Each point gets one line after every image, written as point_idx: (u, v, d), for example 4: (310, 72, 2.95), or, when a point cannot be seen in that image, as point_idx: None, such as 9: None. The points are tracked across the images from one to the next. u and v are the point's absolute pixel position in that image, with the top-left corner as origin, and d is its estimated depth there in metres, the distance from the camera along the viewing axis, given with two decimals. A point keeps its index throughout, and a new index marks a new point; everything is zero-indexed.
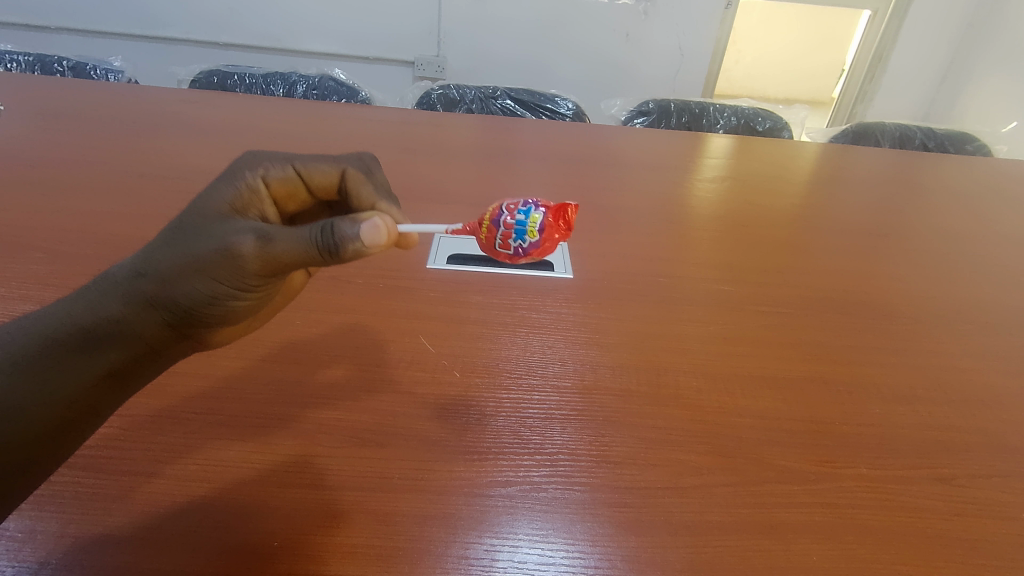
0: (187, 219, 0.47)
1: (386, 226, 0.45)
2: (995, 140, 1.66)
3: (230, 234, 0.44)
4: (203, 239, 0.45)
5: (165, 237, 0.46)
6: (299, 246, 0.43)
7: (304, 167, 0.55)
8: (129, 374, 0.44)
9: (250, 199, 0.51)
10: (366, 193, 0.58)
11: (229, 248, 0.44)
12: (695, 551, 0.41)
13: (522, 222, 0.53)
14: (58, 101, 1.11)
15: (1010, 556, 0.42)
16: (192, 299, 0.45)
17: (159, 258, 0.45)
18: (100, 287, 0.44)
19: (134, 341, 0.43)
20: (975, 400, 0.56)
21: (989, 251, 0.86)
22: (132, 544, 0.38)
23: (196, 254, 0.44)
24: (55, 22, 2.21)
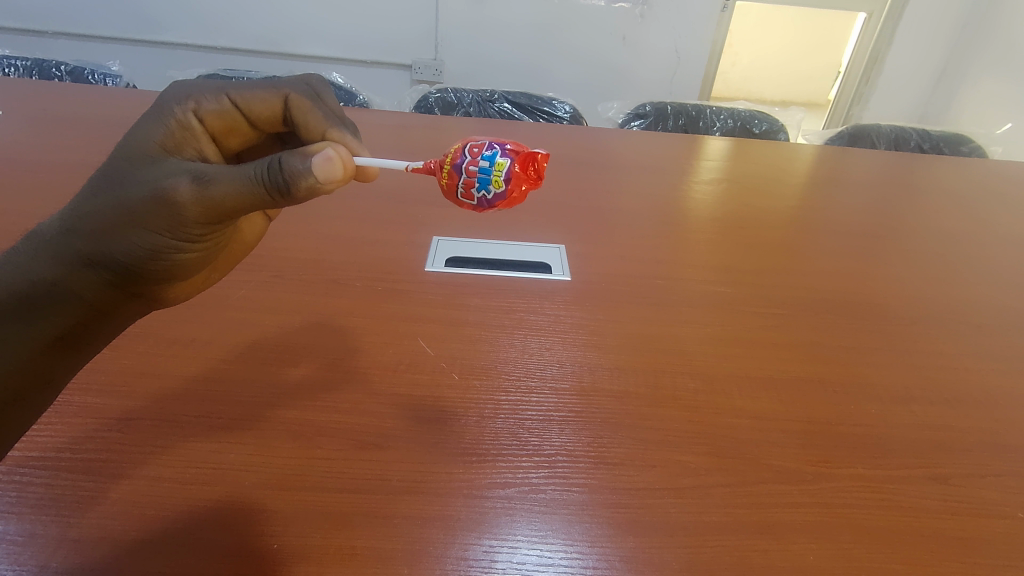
0: (117, 168, 0.47)
1: (339, 160, 0.45)
2: (990, 141, 1.67)
3: (165, 180, 0.44)
4: (132, 187, 0.45)
5: (97, 190, 0.46)
6: (239, 188, 0.43)
7: (240, 97, 0.54)
8: (74, 336, 0.46)
9: (185, 135, 0.50)
10: (313, 120, 0.57)
11: (167, 196, 0.44)
12: (693, 551, 0.41)
13: (486, 169, 0.52)
14: (57, 106, 1.12)
15: (1005, 555, 0.43)
16: (134, 252, 0.45)
17: (92, 213, 0.45)
18: (35, 249, 0.45)
19: (77, 303, 0.45)
20: (970, 400, 0.57)
21: (985, 251, 0.87)
22: (132, 546, 0.39)
23: (130, 205, 0.44)
24: (53, 27, 2.22)
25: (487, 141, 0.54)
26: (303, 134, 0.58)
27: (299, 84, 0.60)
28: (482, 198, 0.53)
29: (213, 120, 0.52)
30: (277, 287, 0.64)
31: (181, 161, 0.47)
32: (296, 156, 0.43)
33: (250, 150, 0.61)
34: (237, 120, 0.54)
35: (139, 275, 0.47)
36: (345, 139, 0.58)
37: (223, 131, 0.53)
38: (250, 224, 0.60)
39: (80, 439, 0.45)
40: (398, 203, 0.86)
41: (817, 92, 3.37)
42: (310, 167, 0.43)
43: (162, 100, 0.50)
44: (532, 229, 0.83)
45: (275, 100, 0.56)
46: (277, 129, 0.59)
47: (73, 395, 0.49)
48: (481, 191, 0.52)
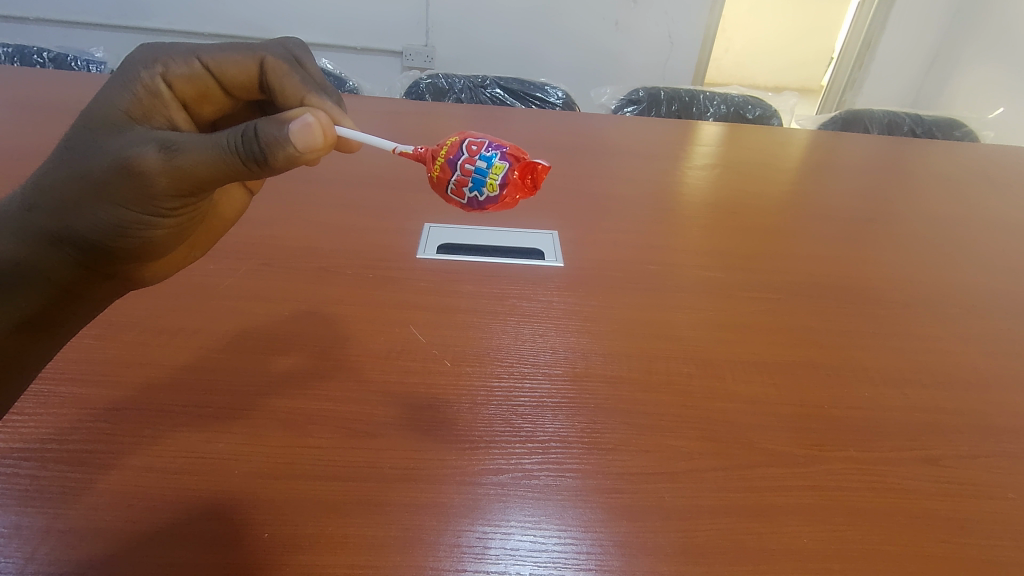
0: (83, 139, 0.45)
1: (317, 127, 0.44)
2: (983, 126, 1.67)
3: (132, 151, 0.43)
4: (96, 158, 0.44)
5: (62, 163, 0.45)
6: (208, 159, 0.42)
7: (210, 61, 0.54)
8: (42, 319, 0.45)
9: (155, 102, 0.49)
10: (289, 85, 0.57)
11: (134, 168, 0.43)
12: (687, 535, 0.41)
13: (480, 169, 0.51)
14: (40, 94, 1.10)
15: (995, 535, 0.43)
16: (104, 225, 0.45)
17: (59, 186, 0.44)
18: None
19: (45, 282, 0.45)
20: (960, 381, 0.57)
21: (976, 235, 0.87)
22: (121, 537, 0.38)
23: (95, 178, 0.44)
24: (34, 13, 2.17)
25: (487, 140, 0.52)
26: (279, 99, 0.57)
27: (275, 48, 0.59)
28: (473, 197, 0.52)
29: (183, 85, 0.51)
30: (266, 275, 0.63)
31: (148, 130, 0.45)
32: (270, 124, 0.42)
33: (228, 117, 0.60)
34: (208, 85, 0.54)
35: (111, 249, 0.47)
36: (325, 106, 0.57)
37: (194, 97, 0.53)
38: (229, 198, 0.60)
39: (66, 429, 0.45)
40: (388, 190, 0.85)
41: (810, 79, 3.37)
42: (286, 135, 0.42)
43: (128, 65, 0.49)
44: (524, 215, 0.82)
45: (249, 63, 0.55)
46: (252, 94, 0.58)
47: (58, 386, 0.48)
48: (471, 189, 0.51)
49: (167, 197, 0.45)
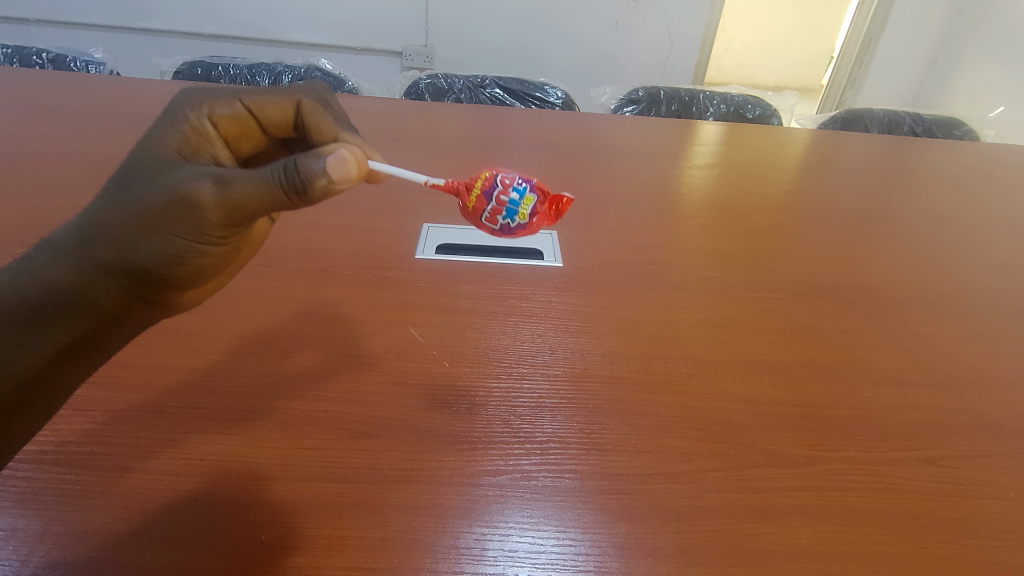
0: (133, 174, 0.44)
1: (351, 160, 0.44)
2: (983, 125, 1.67)
3: (186, 184, 0.42)
4: (152, 191, 0.43)
5: (110, 196, 0.43)
6: (259, 189, 0.42)
7: (252, 100, 0.52)
8: (78, 345, 0.42)
9: (199, 142, 0.49)
10: (324, 124, 0.56)
11: (189, 199, 0.42)
12: (685, 536, 0.41)
13: (516, 201, 0.54)
14: (39, 95, 1.10)
15: (996, 536, 0.43)
16: (157, 257, 0.43)
17: (109, 218, 0.42)
18: (40, 258, 0.42)
19: (93, 309, 0.42)
20: (961, 381, 0.57)
21: (978, 235, 0.87)
22: (119, 539, 0.38)
23: (151, 209, 0.42)
24: (33, 14, 2.16)
25: (516, 174, 0.55)
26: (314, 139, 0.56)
27: (307, 89, 0.58)
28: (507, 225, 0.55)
29: (227, 125, 0.51)
30: (265, 275, 0.63)
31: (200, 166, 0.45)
32: (309, 157, 0.43)
33: (261, 158, 0.59)
34: (249, 124, 0.53)
35: (160, 280, 0.45)
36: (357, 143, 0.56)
37: (236, 136, 0.52)
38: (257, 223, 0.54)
39: (64, 432, 0.44)
40: (387, 190, 0.85)
41: (810, 78, 3.36)
42: (324, 166, 0.42)
43: (175, 105, 0.49)
44: None
45: (288, 104, 0.54)
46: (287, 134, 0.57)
47: None
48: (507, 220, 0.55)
49: (218, 230, 0.44)
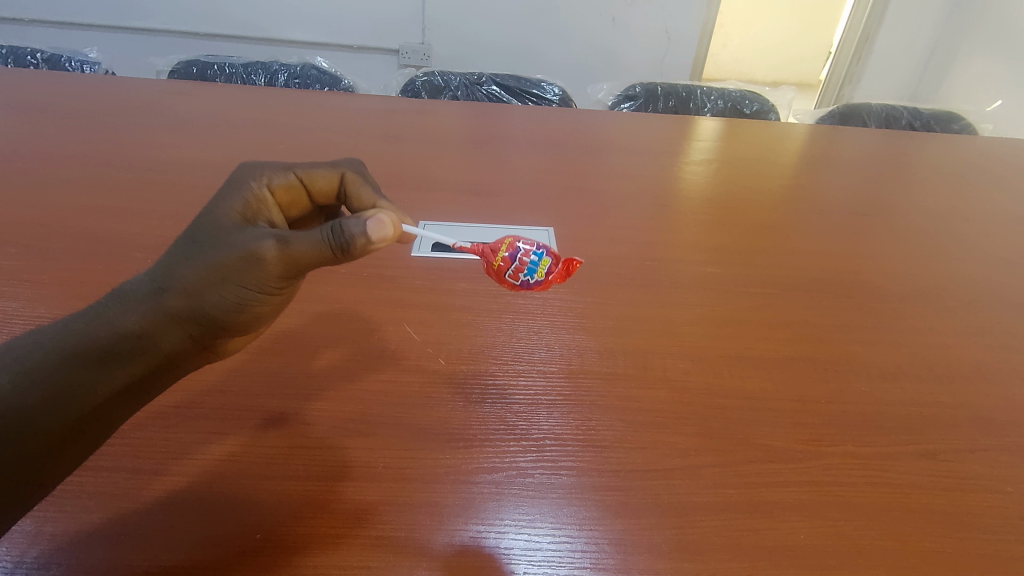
0: (201, 230, 0.45)
1: (390, 224, 0.45)
2: (981, 119, 1.67)
3: (253, 239, 0.43)
4: (219, 247, 0.44)
5: (180, 249, 0.44)
6: (318, 247, 0.43)
7: (305, 172, 0.53)
8: (137, 388, 0.41)
9: (258, 209, 0.50)
10: (365, 194, 0.56)
11: (256, 253, 0.43)
12: (683, 532, 0.41)
13: (538, 258, 0.53)
14: (34, 95, 1.09)
15: (994, 529, 0.43)
16: (220, 307, 0.43)
17: (179, 268, 0.43)
18: (112, 304, 0.42)
19: (158, 352, 0.42)
20: (959, 375, 0.57)
21: (976, 229, 0.86)
22: (113, 539, 0.38)
23: (217, 263, 0.43)
24: (29, 15, 2.16)
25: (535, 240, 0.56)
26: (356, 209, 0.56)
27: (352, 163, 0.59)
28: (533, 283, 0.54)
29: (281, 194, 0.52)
30: None
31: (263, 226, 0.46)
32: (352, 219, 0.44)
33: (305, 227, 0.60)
34: (300, 195, 0.54)
35: (219, 329, 0.45)
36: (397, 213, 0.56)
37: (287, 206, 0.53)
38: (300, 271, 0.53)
39: None
40: (383, 188, 0.85)
41: (809, 72, 3.36)
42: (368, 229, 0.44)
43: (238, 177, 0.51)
44: (520, 212, 0.82)
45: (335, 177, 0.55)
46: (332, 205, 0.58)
47: None
48: (532, 280, 0.53)
49: (276, 285, 0.44)
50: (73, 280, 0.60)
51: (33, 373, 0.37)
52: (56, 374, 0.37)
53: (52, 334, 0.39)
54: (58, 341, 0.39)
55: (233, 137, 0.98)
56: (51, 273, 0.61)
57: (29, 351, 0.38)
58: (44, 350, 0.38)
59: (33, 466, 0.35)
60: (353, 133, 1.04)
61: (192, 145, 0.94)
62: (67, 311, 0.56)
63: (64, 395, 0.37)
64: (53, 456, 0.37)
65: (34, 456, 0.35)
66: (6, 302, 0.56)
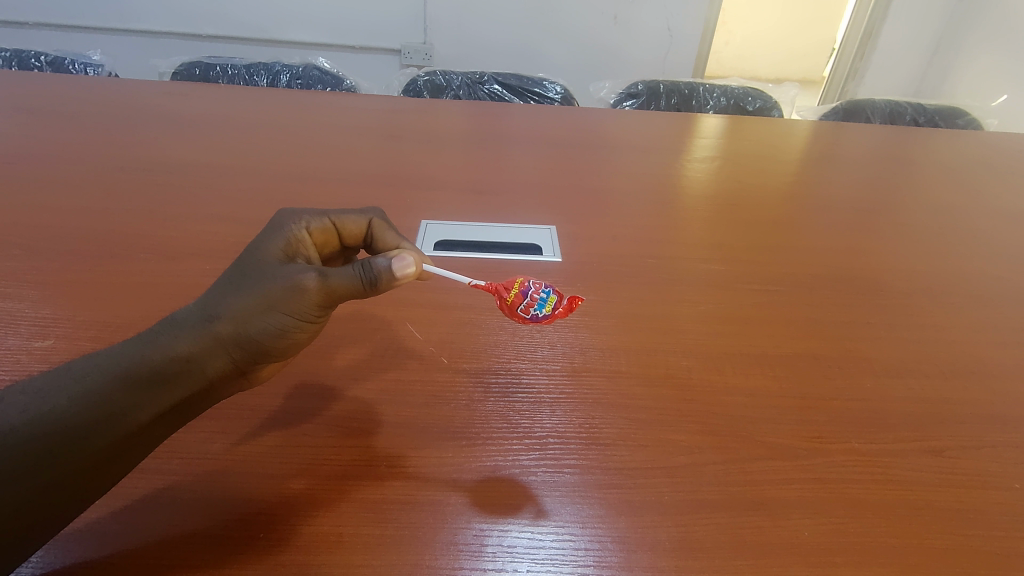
0: (244, 264, 0.45)
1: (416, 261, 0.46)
2: (986, 114, 1.65)
3: (294, 272, 0.43)
4: (264, 277, 0.43)
5: (225, 281, 0.43)
6: (356, 279, 0.44)
7: (338, 217, 0.53)
8: (176, 414, 0.40)
9: (296, 249, 0.48)
10: (390, 238, 0.55)
11: (298, 280, 0.42)
12: (686, 530, 0.41)
13: (548, 291, 0.52)
14: (38, 97, 1.10)
15: (1000, 526, 0.42)
16: (261, 336, 0.42)
17: (224, 296, 0.42)
18: (157, 329, 0.40)
19: (200, 377, 0.40)
20: (965, 372, 0.56)
21: (982, 225, 0.86)
22: (116, 538, 0.38)
23: (262, 290, 0.42)
24: (33, 18, 2.17)
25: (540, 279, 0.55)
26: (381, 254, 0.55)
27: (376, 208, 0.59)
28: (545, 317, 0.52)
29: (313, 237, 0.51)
30: None
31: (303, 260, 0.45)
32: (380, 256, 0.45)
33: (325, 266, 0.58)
34: (330, 239, 0.52)
35: (258, 360, 0.43)
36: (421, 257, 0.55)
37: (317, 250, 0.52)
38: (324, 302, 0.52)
39: None
40: (384, 187, 0.85)
41: (810, 69, 3.34)
42: (397, 267, 0.45)
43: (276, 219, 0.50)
44: (523, 211, 0.82)
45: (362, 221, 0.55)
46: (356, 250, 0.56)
47: None
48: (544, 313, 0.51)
49: (315, 316, 0.44)
50: (76, 281, 0.60)
51: (80, 391, 0.36)
52: (103, 394, 0.36)
53: (97, 357, 0.38)
54: (104, 363, 0.38)
55: (235, 138, 0.99)
56: (55, 274, 0.61)
57: (77, 371, 0.37)
58: (91, 370, 0.37)
59: (71, 483, 0.35)
60: (355, 132, 1.04)
61: (195, 146, 0.95)
62: (71, 311, 0.56)
63: (107, 414, 0.36)
64: (90, 476, 0.36)
65: (74, 475, 0.35)
66: (12, 302, 0.57)
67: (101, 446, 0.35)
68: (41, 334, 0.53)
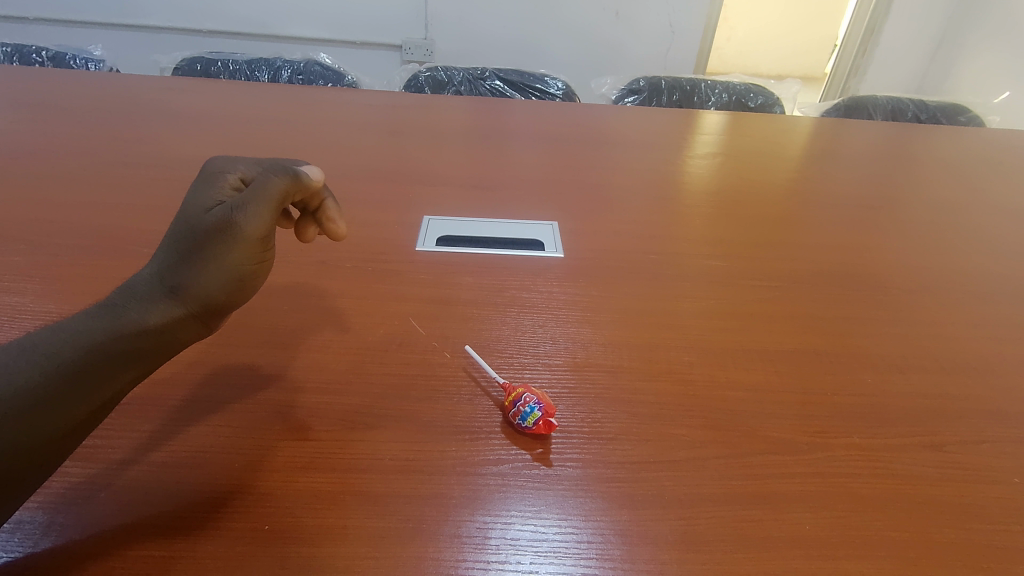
0: (181, 220, 0.43)
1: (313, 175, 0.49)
2: (989, 110, 1.65)
3: (226, 218, 0.42)
4: (205, 231, 0.42)
5: (172, 244, 0.42)
6: (272, 195, 0.44)
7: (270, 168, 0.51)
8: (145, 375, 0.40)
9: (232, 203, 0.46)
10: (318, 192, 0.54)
11: (240, 225, 0.42)
12: (688, 523, 0.41)
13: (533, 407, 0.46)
14: (39, 92, 1.10)
15: (1001, 520, 0.43)
16: (220, 291, 0.42)
17: (179, 262, 0.41)
18: (118, 301, 0.40)
19: (171, 343, 0.40)
20: (966, 367, 0.57)
21: (983, 221, 0.86)
22: (124, 529, 0.38)
23: (207, 243, 0.41)
24: (33, 13, 2.16)
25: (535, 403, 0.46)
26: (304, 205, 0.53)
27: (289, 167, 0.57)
28: (535, 431, 0.46)
29: None
30: None
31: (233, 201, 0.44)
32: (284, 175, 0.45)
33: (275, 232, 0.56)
34: None
35: (220, 313, 0.43)
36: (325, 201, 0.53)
37: None
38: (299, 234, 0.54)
39: None
40: (386, 183, 0.85)
41: (811, 65, 3.34)
42: (293, 176, 0.46)
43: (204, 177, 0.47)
44: (525, 207, 0.82)
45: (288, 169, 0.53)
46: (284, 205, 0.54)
47: None
48: (540, 419, 0.45)
49: (258, 257, 0.43)
50: (80, 276, 0.60)
51: (52, 362, 0.35)
52: (77, 366, 0.35)
53: (61, 329, 0.37)
54: (72, 336, 0.36)
55: (236, 133, 0.99)
56: (59, 269, 0.61)
57: (42, 343, 0.36)
58: (58, 342, 0.36)
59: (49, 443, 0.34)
60: (356, 128, 1.04)
61: (197, 142, 0.94)
62: (75, 306, 0.56)
63: (86, 384, 0.36)
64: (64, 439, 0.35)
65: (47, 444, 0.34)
66: (15, 296, 0.57)
67: (76, 413, 0.35)
68: None
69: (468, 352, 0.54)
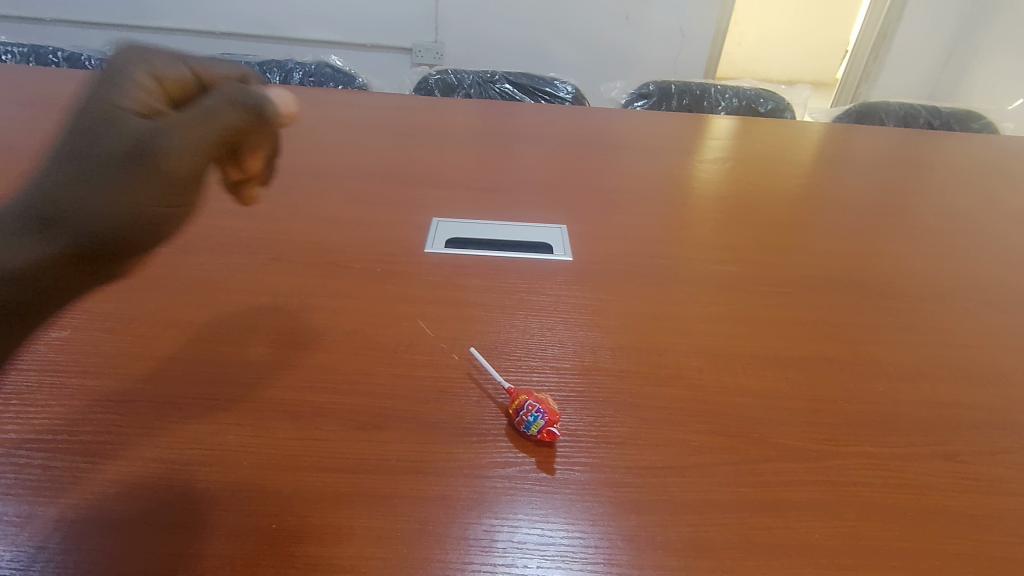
0: (82, 142, 0.41)
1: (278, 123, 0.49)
2: (1004, 118, 1.63)
3: (142, 156, 0.41)
4: (107, 167, 0.40)
5: (64, 171, 0.40)
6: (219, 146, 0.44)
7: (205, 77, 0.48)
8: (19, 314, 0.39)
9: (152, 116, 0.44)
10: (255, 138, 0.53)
11: (157, 167, 0.41)
12: (696, 529, 0.41)
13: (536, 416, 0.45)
14: (54, 92, 1.11)
15: (1014, 531, 0.42)
16: (109, 232, 0.41)
17: (64, 196, 0.40)
18: None
19: (46, 284, 0.39)
20: (979, 377, 0.56)
21: (996, 229, 0.85)
22: (132, 526, 0.38)
23: (102, 179, 0.40)
24: (50, 14, 2.19)
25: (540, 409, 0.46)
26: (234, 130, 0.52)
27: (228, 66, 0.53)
28: (541, 438, 0.46)
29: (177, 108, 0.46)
30: (275, 270, 0.64)
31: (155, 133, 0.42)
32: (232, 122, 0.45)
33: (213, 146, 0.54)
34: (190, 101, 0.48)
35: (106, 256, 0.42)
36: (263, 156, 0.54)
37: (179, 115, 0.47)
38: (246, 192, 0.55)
39: (76, 421, 0.45)
40: (396, 185, 0.85)
41: (822, 71, 3.33)
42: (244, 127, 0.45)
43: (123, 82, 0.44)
44: (534, 210, 0.82)
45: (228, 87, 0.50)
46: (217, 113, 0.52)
47: (71, 377, 0.48)
48: (544, 427, 0.45)
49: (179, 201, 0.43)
50: None
51: None
52: None
53: None
54: None
55: None
56: None
57: None
58: None
59: None
60: (366, 130, 1.05)
61: None
62: (87, 303, 0.57)
63: None
64: None
65: None
66: None
67: None
68: (58, 325, 0.54)
69: (474, 355, 0.54)
